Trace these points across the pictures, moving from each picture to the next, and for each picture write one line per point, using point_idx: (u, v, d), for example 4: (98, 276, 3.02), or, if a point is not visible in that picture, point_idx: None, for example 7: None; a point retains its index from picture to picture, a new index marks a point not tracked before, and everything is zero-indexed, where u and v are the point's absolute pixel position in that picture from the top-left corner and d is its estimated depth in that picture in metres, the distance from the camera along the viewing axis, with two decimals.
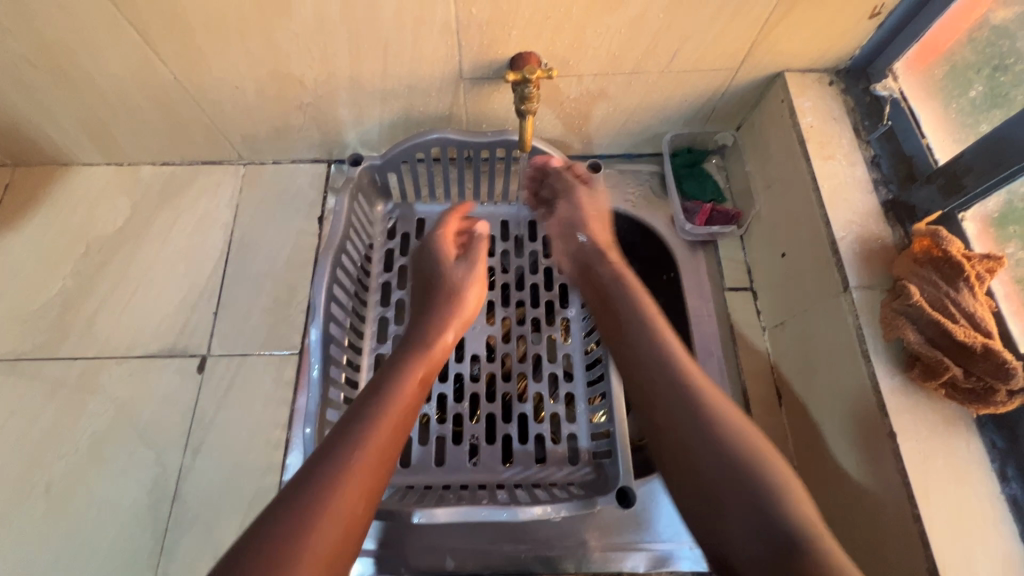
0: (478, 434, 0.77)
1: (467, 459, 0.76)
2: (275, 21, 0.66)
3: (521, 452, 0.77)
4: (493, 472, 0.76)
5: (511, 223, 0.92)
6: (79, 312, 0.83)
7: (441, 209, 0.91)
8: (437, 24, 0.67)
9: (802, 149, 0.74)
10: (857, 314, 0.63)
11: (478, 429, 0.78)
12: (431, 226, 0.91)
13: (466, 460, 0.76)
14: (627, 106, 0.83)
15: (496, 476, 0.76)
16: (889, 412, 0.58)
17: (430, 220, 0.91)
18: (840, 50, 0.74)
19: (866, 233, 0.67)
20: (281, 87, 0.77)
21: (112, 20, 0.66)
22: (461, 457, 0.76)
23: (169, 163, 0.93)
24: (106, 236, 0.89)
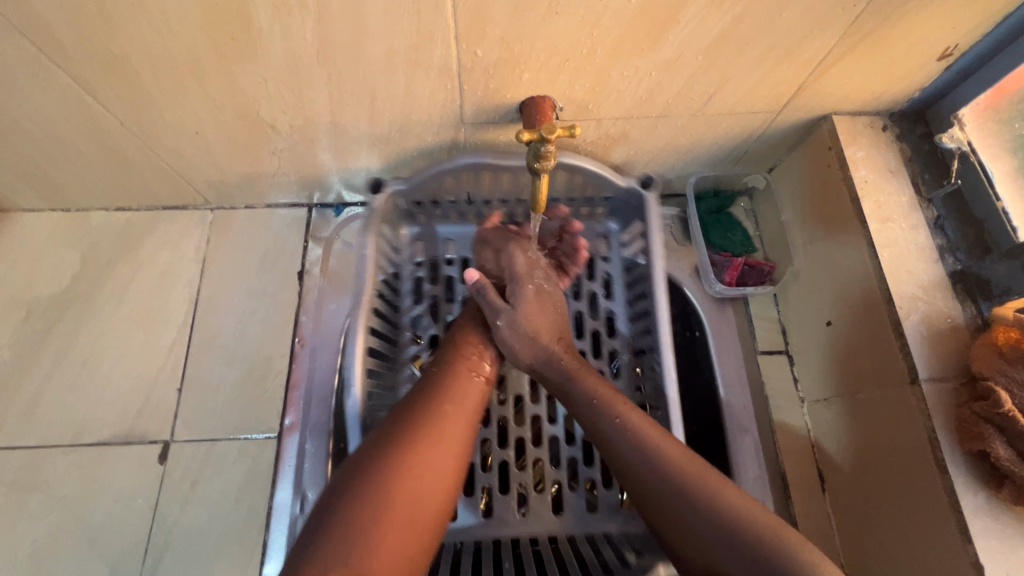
0: (528, 482, 0.69)
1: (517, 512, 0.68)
2: (237, 64, 0.55)
3: (572, 498, 0.69)
4: (547, 525, 0.67)
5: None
6: (18, 391, 0.72)
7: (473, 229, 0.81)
8: (435, 68, 0.56)
9: (855, 207, 0.64)
10: (929, 413, 0.54)
11: (526, 478, 0.69)
12: (460, 249, 0.81)
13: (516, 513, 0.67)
14: (650, 149, 0.73)
15: (550, 527, 0.67)
16: (973, 537, 0.50)
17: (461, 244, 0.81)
18: (898, 92, 0.65)
19: (934, 312, 0.59)
20: (249, 132, 0.65)
21: (37, 62, 0.54)
22: (506, 509, 0.68)
23: (125, 209, 0.81)
24: (52, 297, 0.77)
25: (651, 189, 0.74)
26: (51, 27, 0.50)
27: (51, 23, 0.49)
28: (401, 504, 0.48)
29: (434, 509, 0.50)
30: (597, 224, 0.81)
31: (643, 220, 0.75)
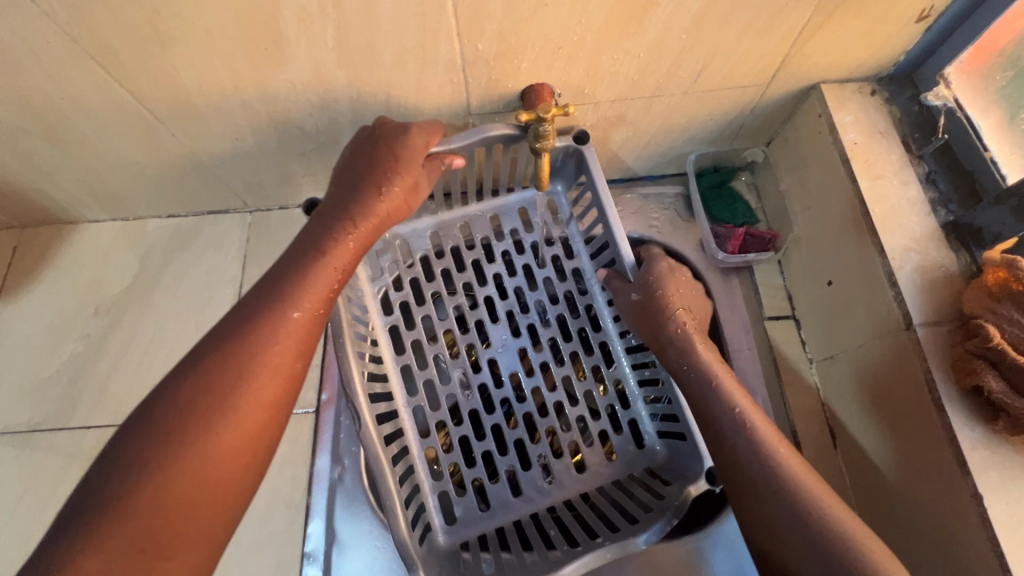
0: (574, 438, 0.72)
1: (569, 463, 0.72)
2: (270, 72, 0.62)
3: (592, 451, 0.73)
4: (600, 470, 0.72)
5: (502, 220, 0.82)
6: (90, 379, 0.81)
7: (420, 222, 0.78)
8: (442, 64, 0.63)
9: (846, 168, 0.67)
10: (925, 355, 0.56)
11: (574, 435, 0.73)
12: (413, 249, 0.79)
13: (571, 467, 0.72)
14: (647, 129, 0.78)
15: (601, 467, 0.72)
16: (972, 469, 0.52)
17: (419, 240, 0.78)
18: (882, 57, 0.68)
19: (928, 261, 0.61)
20: (281, 135, 0.73)
21: (103, 83, 0.63)
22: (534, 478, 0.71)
23: (174, 215, 0.91)
24: (115, 295, 0.86)
25: (587, 142, 0.72)
26: (115, 50, 0.58)
27: (115, 46, 0.58)
28: (250, 394, 0.47)
29: (283, 386, 0.50)
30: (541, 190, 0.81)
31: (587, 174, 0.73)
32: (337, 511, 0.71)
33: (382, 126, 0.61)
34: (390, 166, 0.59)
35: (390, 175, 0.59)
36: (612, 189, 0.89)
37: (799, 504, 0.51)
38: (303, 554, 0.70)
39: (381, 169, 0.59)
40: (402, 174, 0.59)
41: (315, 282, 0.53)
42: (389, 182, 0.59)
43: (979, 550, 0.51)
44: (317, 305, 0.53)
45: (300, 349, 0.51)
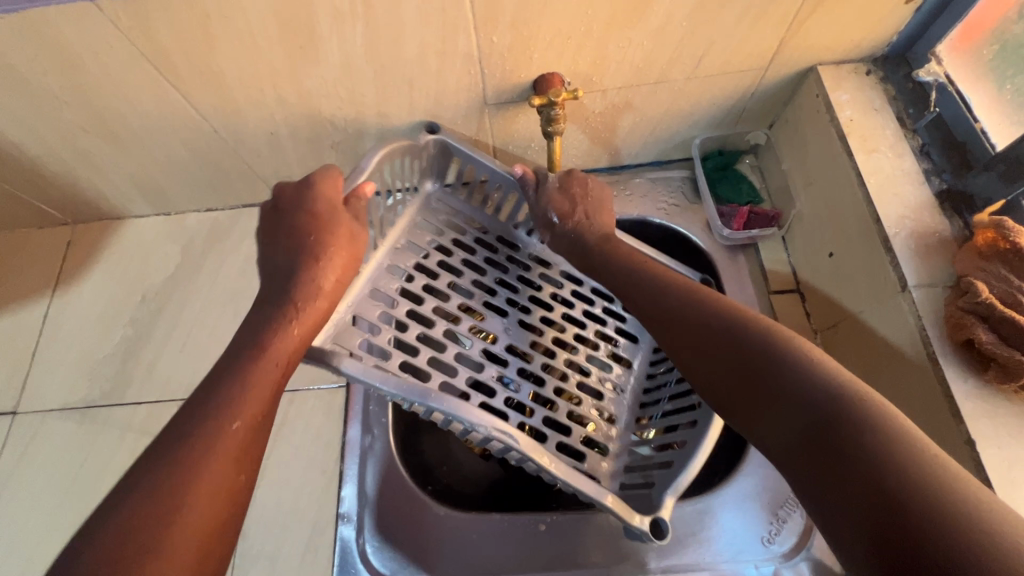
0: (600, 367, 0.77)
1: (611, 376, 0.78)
2: (304, 69, 0.68)
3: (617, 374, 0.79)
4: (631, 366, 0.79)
5: (411, 235, 0.77)
6: (139, 359, 0.88)
7: (359, 283, 0.68)
8: (460, 57, 0.68)
9: (843, 143, 0.71)
10: (919, 314, 0.60)
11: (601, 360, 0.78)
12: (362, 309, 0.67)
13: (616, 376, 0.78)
14: (653, 115, 0.82)
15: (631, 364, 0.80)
16: (965, 418, 0.55)
17: (364, 306, 0.67)
18: (876, 38, 0.71)
19: (922, 228, 0.64)
20: (311, 129, 0.79)
21: (156, 84, 0.69)
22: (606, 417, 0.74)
23: (212, 209, 0.98)
24: (159, 284, 0.93)
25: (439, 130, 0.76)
26: (168, 53, 0.65)
27: (168, 48, 0.64)
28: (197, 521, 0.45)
29: (228, 499, 0.47)
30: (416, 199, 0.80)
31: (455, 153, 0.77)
32: (369, 474, 0.75)
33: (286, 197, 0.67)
34: (317, 230, 0.63)
35: (314, 237, 0.63)
36: (621, 174, 0.94)
37: (733, 346, 0.52)
38: (338, 515, 0.73)
39: (309, 236, 0.63)
40: (335, 233, 0.63)
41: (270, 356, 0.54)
42: (324, 241, 0.63)
43: None
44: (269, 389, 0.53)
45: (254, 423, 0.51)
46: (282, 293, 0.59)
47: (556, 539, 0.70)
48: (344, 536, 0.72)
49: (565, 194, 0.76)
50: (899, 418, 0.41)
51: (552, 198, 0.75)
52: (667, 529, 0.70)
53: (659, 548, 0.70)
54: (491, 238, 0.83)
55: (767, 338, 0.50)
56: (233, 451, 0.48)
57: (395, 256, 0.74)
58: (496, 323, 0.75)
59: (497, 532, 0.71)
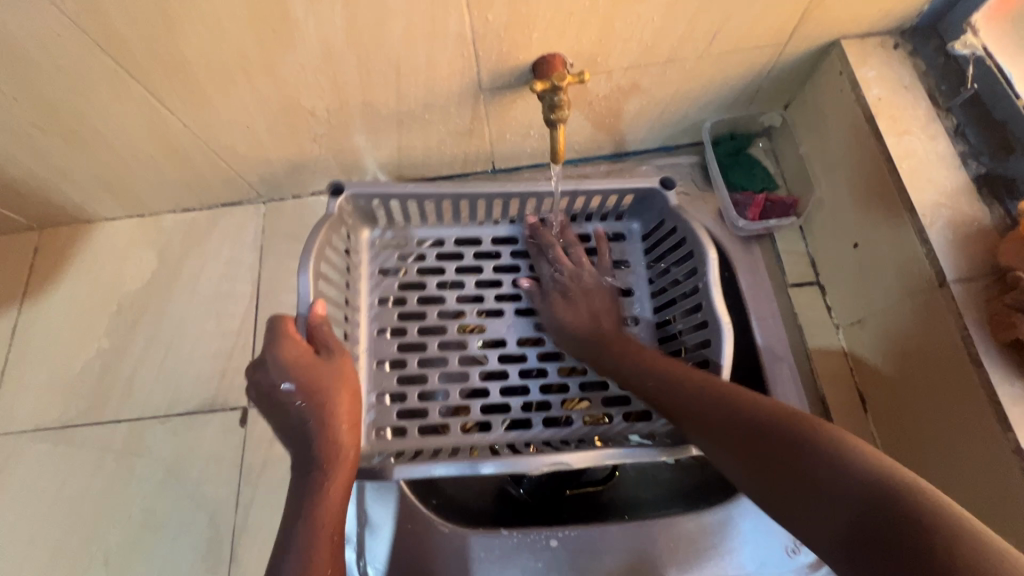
0: None
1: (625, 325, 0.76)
2: (279, 55, 0.62)
3: (628, 334, 0.75)
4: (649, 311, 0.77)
5: (383, 290, 0.76)
6: (117, 374, 0.82)
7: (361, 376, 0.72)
8: (452, 37, 0.62)
9: (870, 126, 0.65)
10: (959, 312, 0.55)
11: None
12: (382, 386, 0.71)
13: (634, 323, 0.76)
14: (662, 98, 0.76)
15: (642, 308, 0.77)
16: (1012, 426, 0.51)
17: (382, 380, 0.72)
18: (905, 7, 0.65)
19: (959, 217, 0.59)
20: (292, 121, 0.73)
21: (115, 76, 0.62)
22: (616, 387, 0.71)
23: (189, 209, 0.91)
24: (136, 291, 0.87)
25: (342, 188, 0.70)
26: (125, 41, 0.58)
27: (123, 35, 0.57)
28: None
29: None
30: (379, 259, 0.78)
31: (378, 195, 0.72)
32: (367, 495, 0.69)
33: (306, 332, 0.62)
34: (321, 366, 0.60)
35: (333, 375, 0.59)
36: (627, 163, 0.89)
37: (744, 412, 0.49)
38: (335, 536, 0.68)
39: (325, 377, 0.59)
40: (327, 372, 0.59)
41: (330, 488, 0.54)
42: (320, 386, 0.58)
43: (1019, 504, 0.50)
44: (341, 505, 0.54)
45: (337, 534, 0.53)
46: (294, 438, 0.57)
47: (569, 553, 0.67)
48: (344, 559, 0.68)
49: (570, 302, 0.72)
50: (943, 496, 0.36)
51: (563, 311, 0.71)
52: (684, 541, 0.67)
53: (676, 562, 0.66)
54: (451, 247, 0.79)
55: (730, 409, 0.50)
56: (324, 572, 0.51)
57: (379, 317, 0.75)
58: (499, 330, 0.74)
59: (504, 552, 0.67)
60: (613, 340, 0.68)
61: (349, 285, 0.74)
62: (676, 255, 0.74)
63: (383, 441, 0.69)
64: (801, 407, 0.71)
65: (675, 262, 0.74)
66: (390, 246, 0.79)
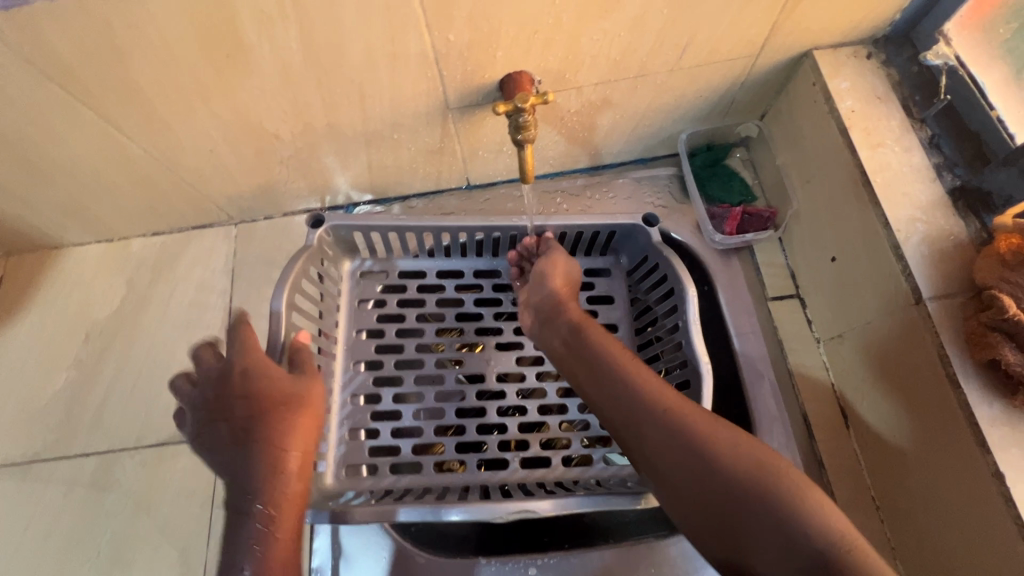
0: None
1: None
2: (236, 80, 0.60)
3: None
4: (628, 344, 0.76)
5: (360, 323, 0.75)
6: (85, 405, 0.80)
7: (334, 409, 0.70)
8: (413, 58, 0.60)
9: (844, 138, 0.64)
10: (936, 331, 0.54)
11: None
12: (355, 421, 0.70)
13: None
14: (635, 111, 0.75)
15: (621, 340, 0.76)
16: (992, 448, 0.49)
17: (354, 414, 0.70)
18: (876, 17, 0.64)
19: (935, 231, 0.58)
20: (256, 145, 0.71)
21: (67, 105, 0.61)
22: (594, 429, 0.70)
23: (159, 232, 0.89)
24: (105, 319, 0.85)
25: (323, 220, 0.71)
26: (74, 70, 0.56)
27: (72, 64, 0.55)
28: None
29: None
30: (358, 290, 0.77)
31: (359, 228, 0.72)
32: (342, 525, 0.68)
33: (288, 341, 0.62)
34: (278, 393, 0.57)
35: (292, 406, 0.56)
36: (603, 175, 0.86)
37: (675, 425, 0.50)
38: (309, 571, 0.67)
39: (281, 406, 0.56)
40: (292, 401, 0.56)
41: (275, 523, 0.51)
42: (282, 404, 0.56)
43: (1001, 529, 0.49)
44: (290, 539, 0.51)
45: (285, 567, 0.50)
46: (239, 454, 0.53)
47: None
48: None
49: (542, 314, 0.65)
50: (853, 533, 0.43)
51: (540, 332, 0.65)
52: (667, 566, 0.65)
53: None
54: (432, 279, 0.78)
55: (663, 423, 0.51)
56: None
57: (354, 351, 0.73)
58: (479, 366, 0.73)
59: None
60: (584, 331, 0.60)
61: (323, 314, 0.73)
62: (658, 292, 0.74)
63: (351, 478, 0.67)
64: (783, 424, 0.70)
65: (656, 298, 0.74)
66: (371, 277, 0.78)
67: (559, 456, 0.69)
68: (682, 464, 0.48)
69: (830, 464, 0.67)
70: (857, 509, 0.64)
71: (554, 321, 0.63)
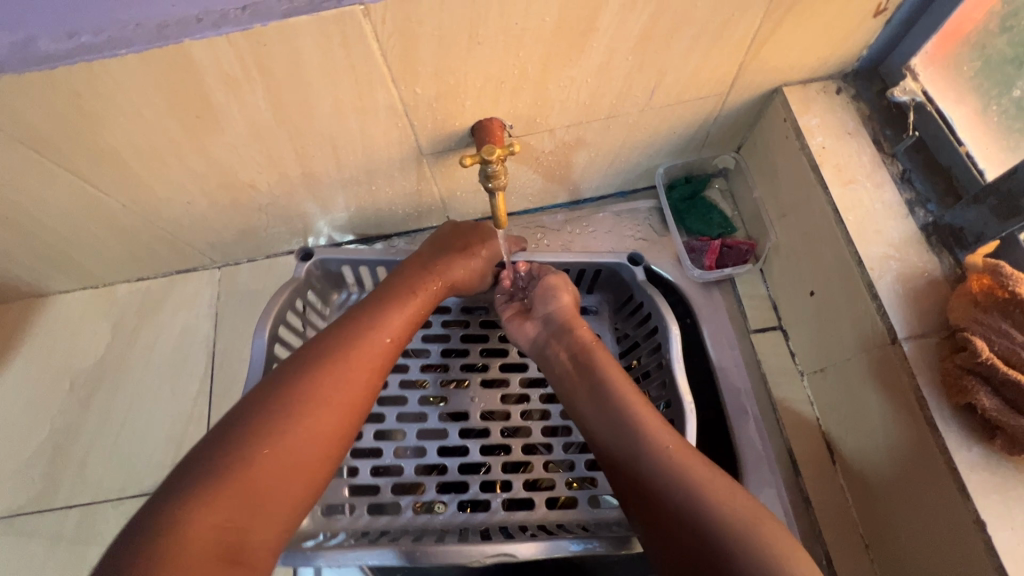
0: None
1: None
2: (208, 137, 0.61)
3: None
4: None
5: None
6: (69, 455, 0.80)
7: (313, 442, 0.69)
8: (382, 110, 0.61)
9: (816, 174, 0.64)
10: (913, 371, 0.53)
11: None
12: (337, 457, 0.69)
13: None
14: (609, 149, 0.75)
15: None
16: (972, 494, 0.48)
17: None
18: (843, 54, 0.64)
19: (909, 269, 0.57)
20: (234, 195, 0.72)
21: (42, 166, 0.61)
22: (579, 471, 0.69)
23: (143, 278, 0.89)
24: (90, 366, 0.85)
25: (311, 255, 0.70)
26: (46, 134, 0.56)
27: (44, 130, 0.56)
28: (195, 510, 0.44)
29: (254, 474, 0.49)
30: None
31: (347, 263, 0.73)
32: None
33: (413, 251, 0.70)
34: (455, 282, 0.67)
35: (443, 280, 0.66)
36: (584, 209, 0.86)
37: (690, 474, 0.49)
38: None
39: (462, 258, 0.68)
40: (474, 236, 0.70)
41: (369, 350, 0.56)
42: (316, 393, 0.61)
43: None
44: (367, 378, 0.55)
45: (348, 413, 0.53)
46: None
47: None
48: None
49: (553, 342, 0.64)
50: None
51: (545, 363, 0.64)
52: None
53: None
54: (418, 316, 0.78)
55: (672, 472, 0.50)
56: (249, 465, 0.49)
57: None
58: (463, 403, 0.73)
59: None
60: (589, 359, 0.60)
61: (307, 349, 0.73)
62: (647, 328, 0.73)
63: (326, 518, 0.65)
64: (768, 461, 0.69)
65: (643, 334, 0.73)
66: None
67: (542, 498, 0.68)
68: (690, 508, 0.48)
69: (817, 502, 0.65)
70: (844, 549, 0.63)
71: (557, 347, 0.63)
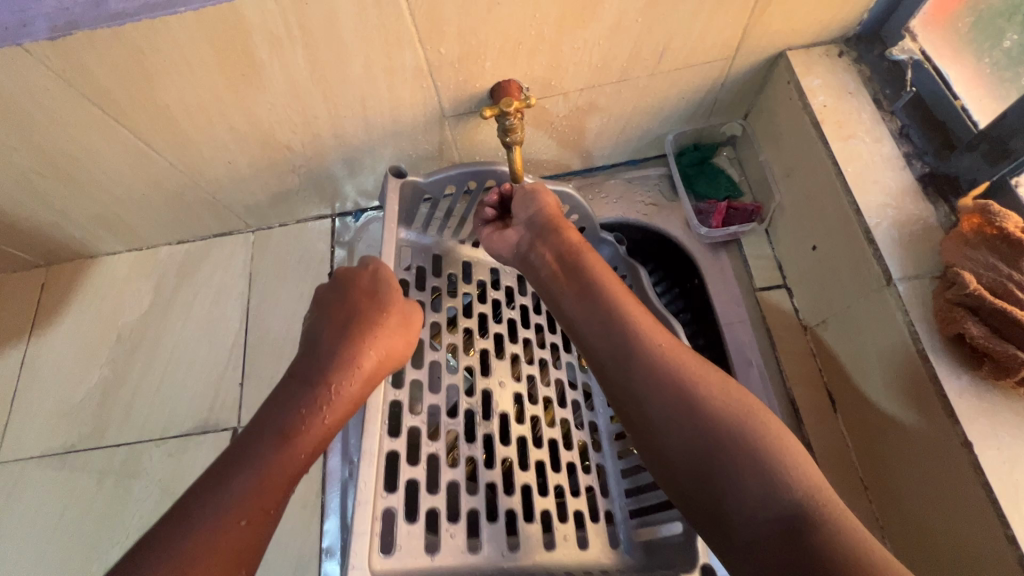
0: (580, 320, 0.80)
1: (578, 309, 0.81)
2: (249, 95, 0.66)
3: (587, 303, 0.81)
4: None
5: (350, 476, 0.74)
6: (116, 401, 0.86)
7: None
8: (409, 70, 0.66)
9: (817, 131, 0.67)
10: (906, 308, 0.56)
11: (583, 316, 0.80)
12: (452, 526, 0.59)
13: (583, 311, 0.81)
14: (621, 114, 0.79)
15: None
16: (961, 418, 0.51)
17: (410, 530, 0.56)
18: (844, 18, 0.68)
19: (904, 216, 0.60)
20: (271, 155, 0.78)
21: (102, 123, 0.68)
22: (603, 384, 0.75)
23: (183, 241, 0.96)
24: (134, 321, 0.92)
25: None
26: (108, 90, 0.63)
27: (107, 86, 0.62)
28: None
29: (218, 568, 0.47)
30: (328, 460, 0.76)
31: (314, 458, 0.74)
32: None
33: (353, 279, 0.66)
34: (370, 380, 0.59)
35: (356, 383, 0.58)
36: (596, 176, 0.90)
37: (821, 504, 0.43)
38: (320, 549, 0.72)
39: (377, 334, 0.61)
40: (389, 316, 0.63)
41: (313, 423, 0.55)
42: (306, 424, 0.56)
43: (974, 497, 0.50)
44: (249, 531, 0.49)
45: None
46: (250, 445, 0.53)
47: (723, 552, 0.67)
48: (329, 571, 0.71)
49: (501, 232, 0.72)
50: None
51: (506, 241, 0.71)
52: None
53: None
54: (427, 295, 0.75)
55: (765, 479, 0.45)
56: (244, 522, 0.49)
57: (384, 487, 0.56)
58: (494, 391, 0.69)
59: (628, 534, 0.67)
60: (556, 243, 0.65)
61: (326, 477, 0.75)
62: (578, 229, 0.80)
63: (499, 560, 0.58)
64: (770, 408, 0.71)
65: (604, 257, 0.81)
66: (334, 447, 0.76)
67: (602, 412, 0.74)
68: (691, 446, 0.48)
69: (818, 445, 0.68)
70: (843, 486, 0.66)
71: (547, 244, 0.65)
